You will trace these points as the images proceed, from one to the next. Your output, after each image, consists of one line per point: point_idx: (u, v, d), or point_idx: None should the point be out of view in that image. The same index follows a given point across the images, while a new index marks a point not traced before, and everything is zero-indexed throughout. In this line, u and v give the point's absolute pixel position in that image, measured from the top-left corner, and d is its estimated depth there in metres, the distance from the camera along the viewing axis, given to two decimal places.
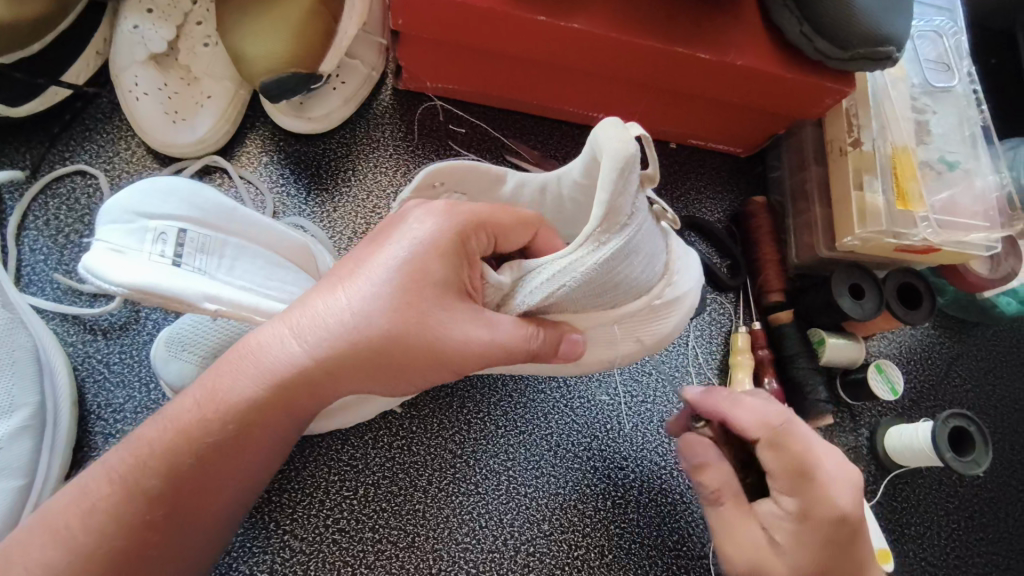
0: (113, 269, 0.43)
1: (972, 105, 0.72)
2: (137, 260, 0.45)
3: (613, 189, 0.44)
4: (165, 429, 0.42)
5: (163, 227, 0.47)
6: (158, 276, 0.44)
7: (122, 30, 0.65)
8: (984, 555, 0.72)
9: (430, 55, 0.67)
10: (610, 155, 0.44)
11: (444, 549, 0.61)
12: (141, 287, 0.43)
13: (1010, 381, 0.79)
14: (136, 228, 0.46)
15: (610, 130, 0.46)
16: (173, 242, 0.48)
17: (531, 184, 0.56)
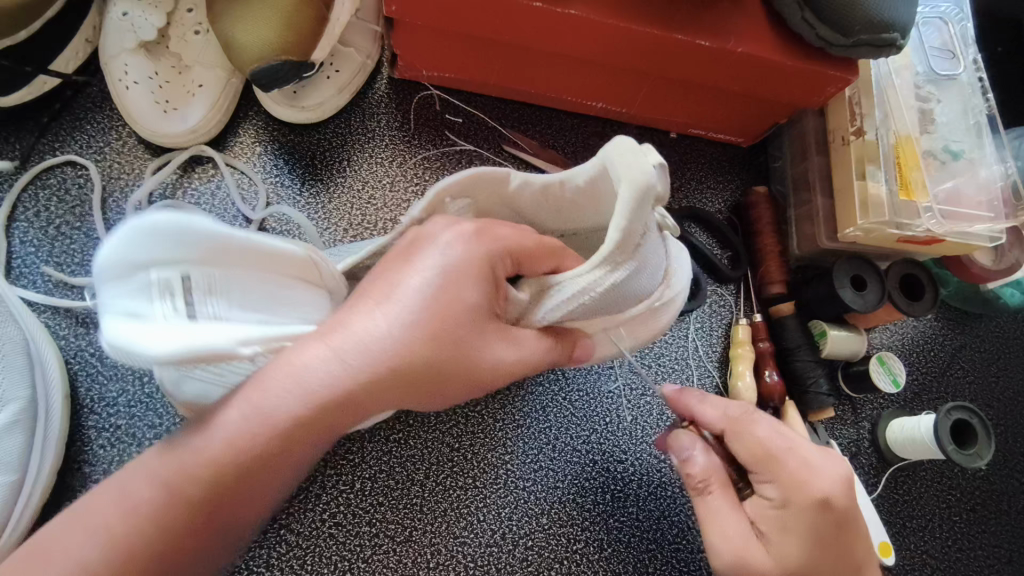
0: (148, 336, 0.35)
1: (976, 93, 0.70)
2: (161, 323, 0.36)
3: (630, 220, 0.43)
4: None
5: (167, 275, 0.36)
6: (203, 332, 0.36)
7: (111, 17, 0.64)
8: (986, 548, 0.72)
9: (425, 43, 0.66)
10: (627, 187, 0.42)
11: (441, 543, 0.61)
12: (200, 352, 0.36)
13: (1013, 373, 0.78)
14: (140, 287, 0.36)
15: (624, 150, 0.44)
16: (180, 293, 0.37)
17: (536, 182, 0.53)
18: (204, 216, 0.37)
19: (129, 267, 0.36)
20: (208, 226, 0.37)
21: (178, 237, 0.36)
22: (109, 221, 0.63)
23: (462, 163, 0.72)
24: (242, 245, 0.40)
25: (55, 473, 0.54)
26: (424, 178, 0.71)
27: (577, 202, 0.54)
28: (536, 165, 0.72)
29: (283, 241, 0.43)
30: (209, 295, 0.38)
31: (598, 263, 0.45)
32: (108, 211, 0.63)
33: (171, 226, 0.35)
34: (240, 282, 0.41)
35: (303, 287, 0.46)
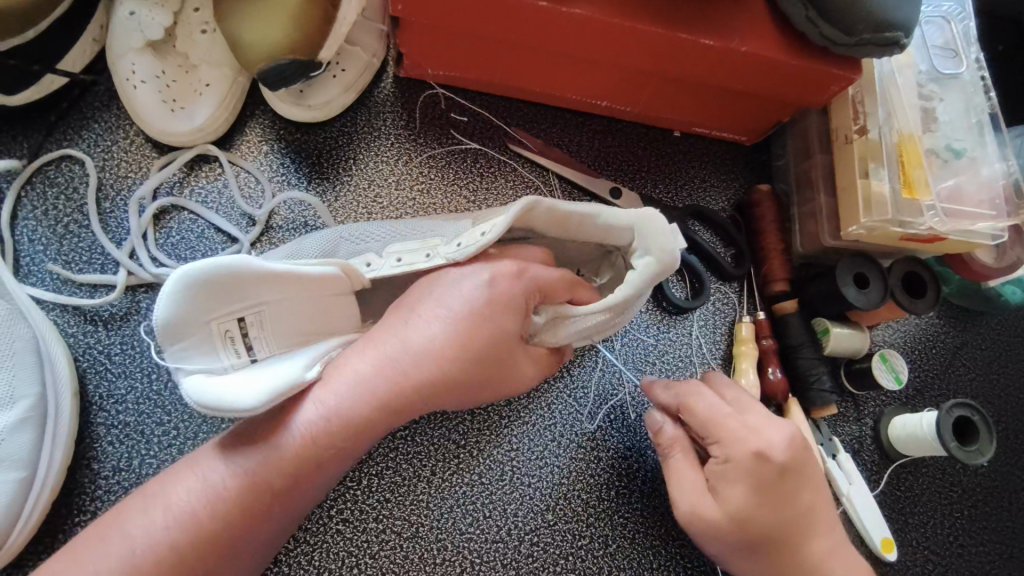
0: (238, 394, 0.44)
1: (979, 91, 0.71)
2: (233, 375, 0.46)
3: (637, 289, 0.51)
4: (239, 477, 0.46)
5: (222, 326, 0.47)
6: (271, 379, 0.46)
7: (118, 16, 0.64)
8: (987, 543, 0.72)
9: (431, 42, 0.66)
10: (653, 264, 0.51)
11: (448, 539, 0.61)
12: (277, 392, 0.45)
13: (1014, 370, 0.78)
14: (204, 337, 0.46)
15: (654, 227, 0.52)
16: (240, 340, 0.48)
17: (560, 210, 0.53)
18: (228, 263, 0.45)
19: (181, 325, 0.45)
20: (232, 272, 0.45)
21: (211, 288, 0.45)
22: (116, 218, 0.63)
23: (467, 161, 0.72)
24: (269, 282, 0.48)
25: (65, 470, 0.55)
26: (429, 177, 0.71)
27: (592, 233, 0.55)
28: (540, 164, 0.73)
29: (313, 267, 0.50)
30: (260, 337, 0.49)
31: (604, 312, 0.53)
32: (115, 209, 0.63)
33: (211, 276, 0.44)
34: (279, 314, 0.50)
35: (340, 299, 0.54)
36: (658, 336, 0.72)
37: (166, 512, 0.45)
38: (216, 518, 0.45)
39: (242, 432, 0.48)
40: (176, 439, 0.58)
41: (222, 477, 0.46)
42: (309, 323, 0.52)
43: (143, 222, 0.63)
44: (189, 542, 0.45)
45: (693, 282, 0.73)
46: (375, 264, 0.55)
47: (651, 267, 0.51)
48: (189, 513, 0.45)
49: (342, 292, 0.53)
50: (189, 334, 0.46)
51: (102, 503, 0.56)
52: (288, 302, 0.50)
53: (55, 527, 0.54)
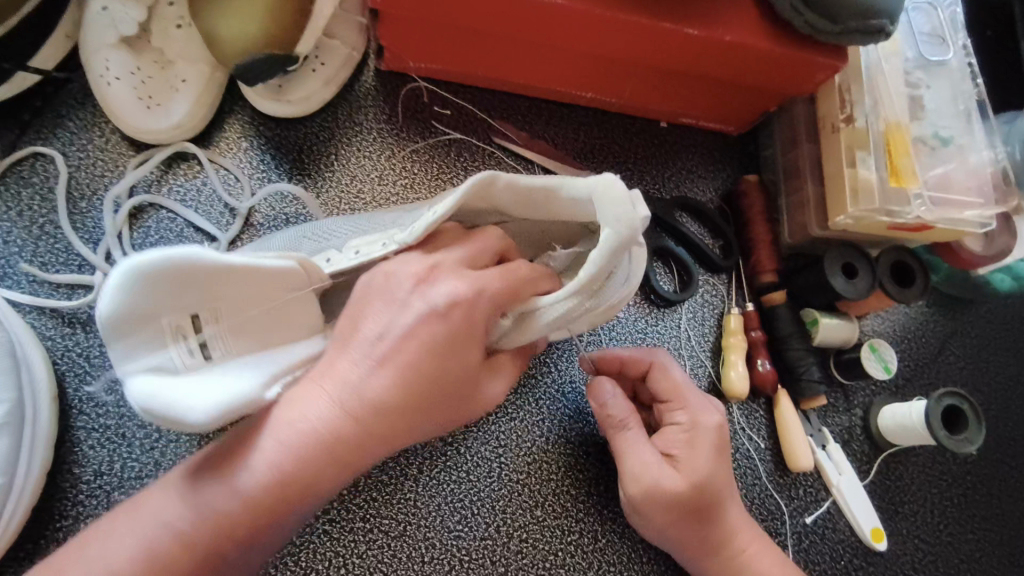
0: (188, 402, 0.41)
1: (966, 78, 0.70)
2: (187, 379, 0.43)
3: (602, 266, 0.47)
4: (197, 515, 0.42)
5: (173, 321, 0.44)
6: (223, 390, 0.42)
7: (91, 13, 0.63)
8: (976, 531, 0.72)
9: (411, 34, 0.65)
10: (612, 231, 0.46)
11: (436, 537, 0.61)
12: (226, 410, 0.42)
13: (1004, 358, 0.78)
14: (153, 334, 0.43)
15: (615, 195, 0.47)
16: (192, 335, 0.45)
17: (521, 185, 0.50)
18: (173, 256, 0.41)
19: (127, 319, 0.42)
20: (180, 265, 0.41)
21: (157, 282, 0.41)
22: (91, 218, 0.62)
23: (451, 155, 0.72)
24: (222, 276, 0.44)
25: (44, 474, 0.54)
26: (413, 171, 0.70)
27: (562, 208, 0.52)
28: (526, 156, 0.72)
29: (270, 260, 0.46)
30: (216, 335, 0.46)
31: (571, 298, 0.48)
32: (92, 208, 0.62)
33: (155, 270, 0.41)
34: (236, 309, 0.46)
35: (304, 296, 0.50)
36: (647, 329, 0.71)
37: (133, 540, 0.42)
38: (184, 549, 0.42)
39: (205, 458, 0.44)
40: (158, 441, 0.57)
41: (179, 515, 0.42)
42: (269, 318, 0.48)
43: (117, 221, 0.62)
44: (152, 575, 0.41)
45: (680, 273, 0.73)
46: (333, 259, 0.51)
47: (612, 240, 0.46)
48: (148, 549, 0.42)
49: (299, 289, 0.49)
50: (135, 329, 0.42)
51: (84, 509, 0.55)
52: (246, 296, 0.46)
53: (36, 534, 0.54)
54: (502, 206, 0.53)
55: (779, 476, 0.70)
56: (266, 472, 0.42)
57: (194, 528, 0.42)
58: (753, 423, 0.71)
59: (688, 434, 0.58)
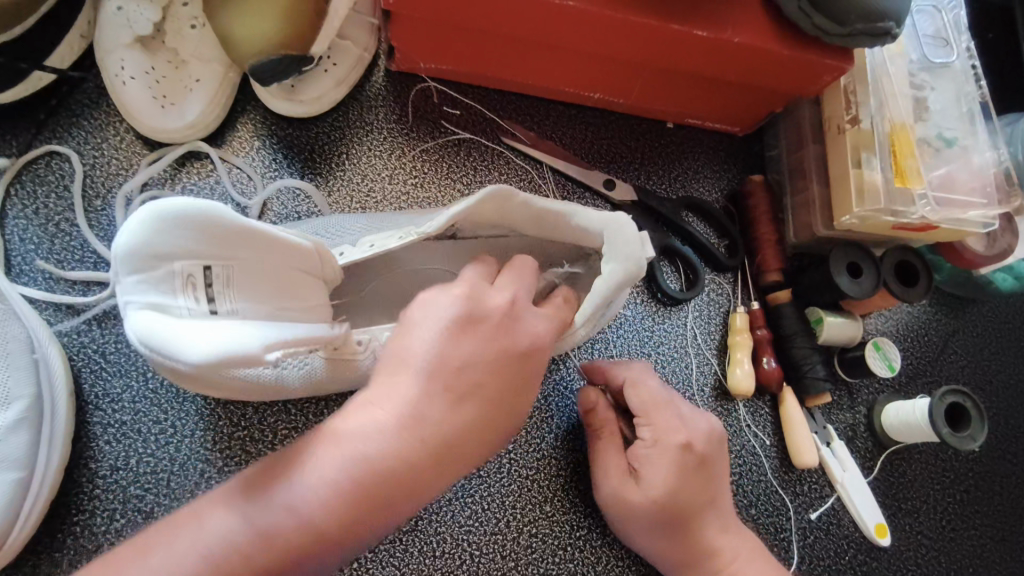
0: (186, 342, 0.40)
1: (969, 80, 0.71)
2: (191, 323, 0.42)
3: (603, 299, 0.52)
4: (253, 536, 0.38)
5: (186, 267, 0.43)
6: (230, 338, 0.40)
7: (106, 13, 0.64)
8: (978, 527, 0.73)
9: (422, 35, 0.65)
10: (618, 267, 0.51)
11: (447, 532, 0.62)
12: (221, 358, 0.39)
13: (1005, 357, 0.79)
14: (165, 277, 0.42)
15: (624, 235, 0.51)
16: (201, 284, 0.44)
17: (535, 206, 0.52)
18: (209, 205, 0.43)
19: (150, 254, 0.41)
20: (212, 215, 0.43)
21: (190, 225, 0.43)
22: (105, 214, 0.63)
23: (460, 155, 0.72)
24: (245, 235, 0.46)
25: (62, 468, 0.55)
26: (423, 170, 0.71)
27: (568, 232, 0.55)
28: (534, 156, 0.73)
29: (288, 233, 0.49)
30: (223, 292, 0.45)
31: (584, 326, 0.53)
32: (106, 206, 0.63)
33: (188, 212, 0.42)
34: (245, 271, 0.47)
35: (310, 281, 0.52)
36: (654, 328, 0.72)
37: (188, 555, 0.38)
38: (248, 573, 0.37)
39: (266, 468, 0.41)
40: (173, 437, 0.58)
41: (233, 529, 0.38)
42: (277, 291, 0.49)
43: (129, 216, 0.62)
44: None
45: (686, 272, 0.74)
46: (348, 253, 0.55)
47: (615, 275, 0.51)
48: (203, 567, 0.37)
49: (310, 267, 0.52)
50: (151, 269, 0.41)
51: (100, 502, 0.56)
52: (259, 260, 0.48)
53: (55, 527, 0.54)
54: (516, 223, 0.55)
55: (784, 472, 0.71)
56: (328, 490, 0.38)
57: (252, 546, 0.38)
58: (758, 421, 0.72)
59: (646, 451, 0.58)
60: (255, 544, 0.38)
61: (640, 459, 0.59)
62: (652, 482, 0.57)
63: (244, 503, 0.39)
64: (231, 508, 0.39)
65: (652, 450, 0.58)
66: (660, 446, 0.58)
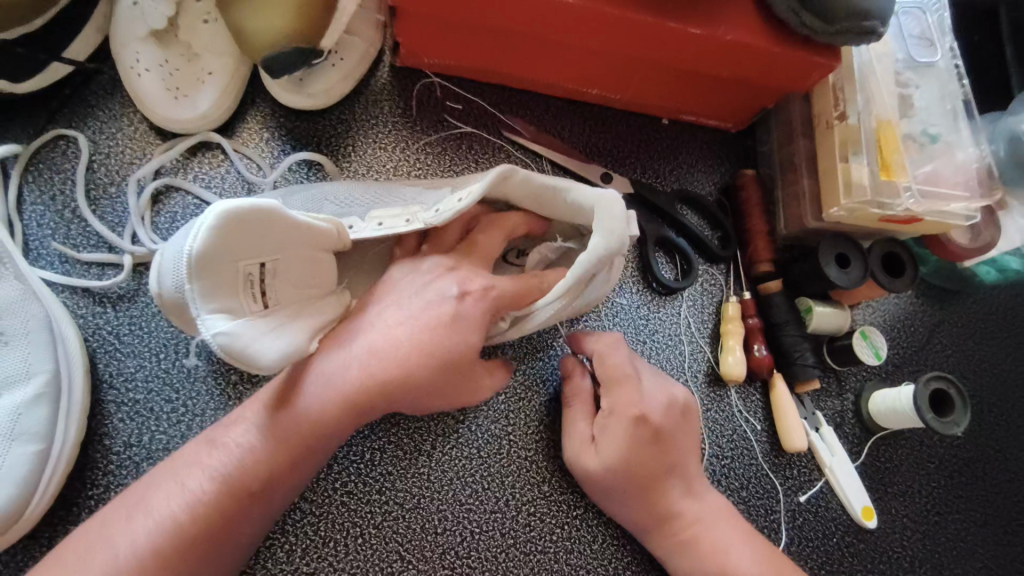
0: (240, 340, 0.46)
1: (953, 79, 0.74)
2: (246, 324, 0.47)
3: (588, 269, 0.54)
4: (262, 445, 0.51)
5: (247, 267, 0.48)
6: (283, 337, 0.49)
7: (123, 7, 0.66)
8: (962, 511, 0.76)
9: (427, 30, 0.68)
10: (602, 237, 0.54)
11: (448, 510, 0.64)
12: (289, 353, 0.49)
13: (989, 347, 0.82)
14: (229, 280, 0.46)
15: (611, 211, 0.55)
16: (257, 282, 0.49)
17: (534, 182, 0.58)
18: (268, 204, 0.46)
19: (215, 258, 0.45)
20: (270, 214, 0.47)
21: (247, 227, 0.46)
22: (118, 201, 0.65)
23: (462, 148, 0.75)
24: (293, 230, 0.50)
25: (78, 444, 0.56)
26: (426, 162, 0.73)
27: (565, 209, 0.60)
28: (533, 149, 0.75)
29: (320, 222, 0.53)
30: (272, 286, 0.50)
31: (559, 299, 0.56)
32: (120, 194, 0.65)
33: (249, 213, 0.45)
34: (287, 268, 0.51)
35: (324, 259, 0.55)
36: (649, 316, 0.75)
37: (208, 456, 0.51)
38: (252, 468, 0.50)
39: (277, 395, 0.53)
40: (184, 415, 0.60)
41: (248, 440, 0.51)
42: (307, 281, 0.54)
43: (142, 203, 0.64)
44: (231, 481, 0.50)
45: (681, 263, 0.76)
46: (356, 227, 0.58)
47: (598, 250, 0.54)
48: (222, 468, 0.50)
49: (329, 249, 0.55)
50: (213, 274, 0.45)
51: (114, 478, 0.58)
52: (296, 257, 0.52)
53: (70, 500, 0.56)
54: (514, 199, 0.61)
55: (775, 457, 0.73)
56: (318, 407, 0.52)
57: (263, 452, 0.51)
58: (750, 406, 0.74)
59: (603, 421, 0.62)
60: (265, 452, 0.51)
61: (601, 429, 0.62)
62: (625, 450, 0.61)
63: (250, 421, 0.52)
64: (244, 424, 0.52)
65: (609, 419, 0.62)
66: (615, 416, 0.62)
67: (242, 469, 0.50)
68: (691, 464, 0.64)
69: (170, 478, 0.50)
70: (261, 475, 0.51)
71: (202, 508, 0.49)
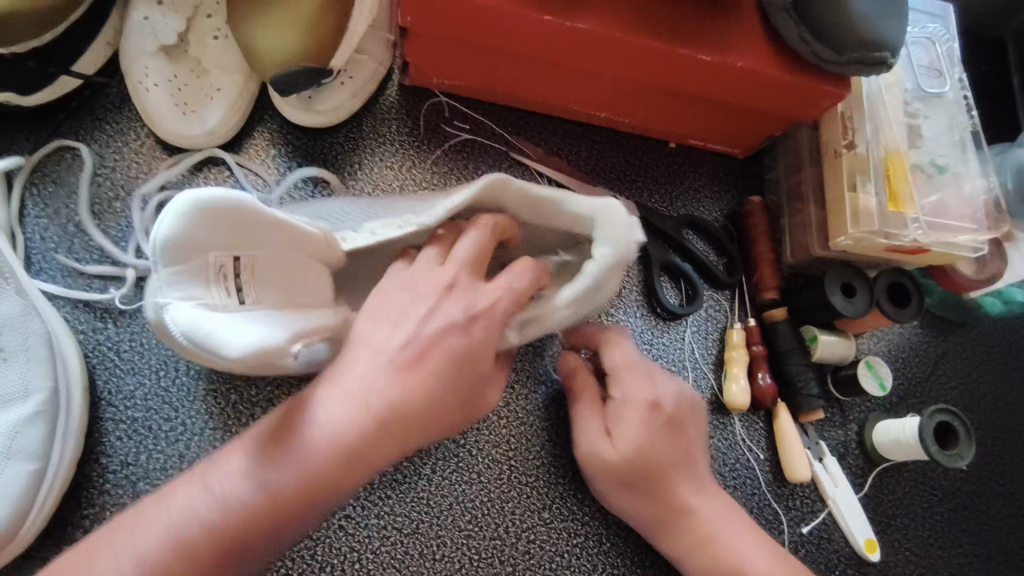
0: (214, 331, 0.45)
1: (962, 111, 0.74)
2: (219, 315, 0.46)
3: (595, 280, 0.55)
4: None
5: (220, 260, 0.47)
6: (257, 333, 0.46)
7: (133, 22, 0.66)
8: (966, 546, 0.75)
9: (437, 51, 0.68)
10: (610, 248, 0.54)
11: (447, 536, 0.63)
12: (260, 348, 0.46)
13: (993, 379, 0.81)
14: (199, 268, 0.46)
15: (617, 223, 0.54)
16: (231, 276, 0.48)
17: (529, 193, 0.55)
18: (239, 197, 0.46)
19: (183, 244, 0.45)
20: (240, 206, 0.46)
21: (216, 218, 0.46)
22: (122, 216, 0.64)
23: (468, 168, 0.74)
24: (269, 226, 0.49)
25: (74, 462, 0.56)
26: (432, 182, 0.73)
27: (559, 220, 0.57)
28: (539, 170, 0.75)
29: (302, 223, 0.51)
30: (250, 283, 0.49)
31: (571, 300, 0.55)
32: (125, 209, 0.65)
33: (217, 203, 0.45)
34: (266, 264, 0.51)
35: (311, 265, 0.54)
36: (652, 341, 0.74)
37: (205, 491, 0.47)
38: (249, 511, 0.46)
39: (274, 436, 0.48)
40: (183, 435, 0.60)
41: (240, 488, 0.46)
42: (294, 281, 0.53)
43: (145, 219, 0.64)
44: (222, 520, 0.45)
45: (687, 288, 0.76)
46: (350, 238, 0.55)
47: (607, 258, 0.54)
48: (205, 515, 0.46)
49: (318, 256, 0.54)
50: (183, 262, 0.45)
51: (110, 497, 0.57)
52: (277, 254, 0.51)
53: (65, 519, 0.56)
54: (507, 207, 0.57)
55: (777, 487, 0.73)
56: None
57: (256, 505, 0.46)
58: (753, 435, 0.73)
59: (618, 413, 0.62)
60: (255, 502, 0.46)
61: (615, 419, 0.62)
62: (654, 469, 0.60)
63: (255, 455, 0.48)
64: (243, 458, 0.47)
65: (625, 407, 0.62)
66: (630, 403, 0.61)
67: (232, 514, 0.46)
68: (706, 503, 0.62)
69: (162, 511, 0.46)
70: (257, 518, 0.46)
71: (189, 546, 0.45)
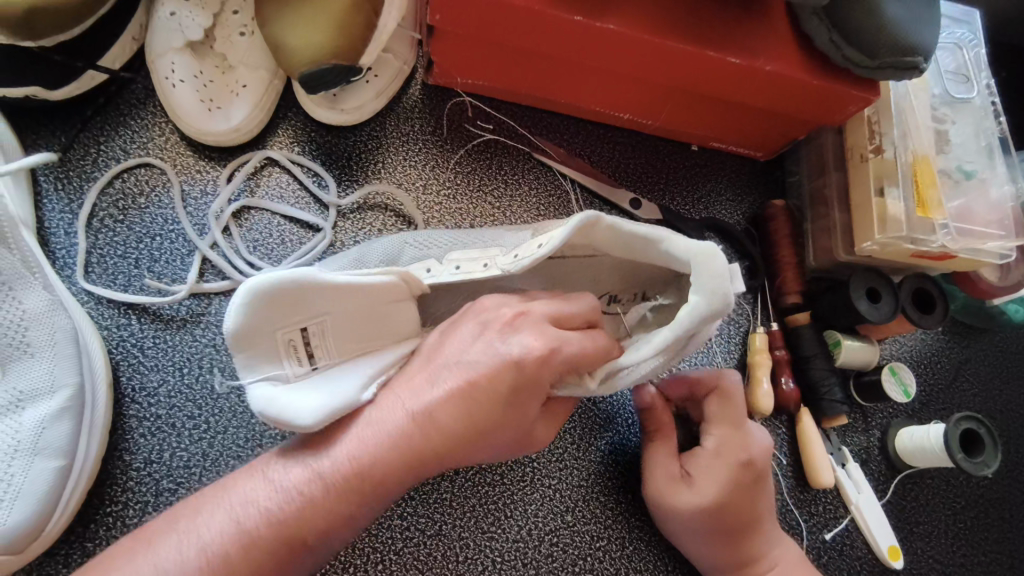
0: (299, 407, 0.44)
1: (989, 116, 0.73)
2: (296, 391, 0.46)
3: (687, 330, 0.46)
4: None
5: (289, 334, 0.46)
6: (325, 394, 0.45)
7: (159, 17, 0.65)
8: (988, 554, 0.74)
9: (462, 50, 0.67)
10: (701, 297, 0.46)
11: (470, 538, 0.62)
12: (335, 409, 0.45)
13: (1016, 387, 0.80)
14: (268, 349, 0.46)
15: (713, 268, 0.46)
16: (301, 348, 0.47)
17: (623, 230, 0.49)
18: (296, 276, 0.44)
19: (248, 335, 0.44)
20: (298, 283, 0.44)
21: (274, 301, 0.44)
22: (147, 212, 0.64)
23: (492, 168, 0.74)
24: (336, 294, 0.47)
25: (98, 459, 0.55)
26: (455, 182, 0.73)
27: (657, 258, 0.51)
28: (562, 171, 0.75)
29: (375, 277, 0.49)
30: (323, 348, 0.48)
31: (657, 354, 0.48)
32: (149, 204, 0.64)
33: (275, 288, 0.44)
34: (337, 327, 0.48)
35: (399, 309, 0.52)
36: None
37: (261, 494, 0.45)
38: (309, 517, 0.45)
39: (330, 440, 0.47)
40: (206, 433, 0.59)
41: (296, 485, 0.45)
42: (373, 331, 0.51)
43: (221, 225, 0.64)
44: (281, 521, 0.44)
45: None
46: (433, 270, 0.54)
47: (698, 310, 0.46)
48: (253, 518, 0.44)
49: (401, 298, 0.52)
50: (254, 346, 0.45)
51: (133, 495, 0.56)
52: (353, 313, 0.49)
53: (87, 517, 0.55)
54: (601, 247, 0.53)
55: (800, 492, 0.72)
56: None
57: (319, 503, 0.45)
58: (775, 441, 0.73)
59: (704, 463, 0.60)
60: (304, 508, 0.45)
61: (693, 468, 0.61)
62: (699, 489, 0.59)
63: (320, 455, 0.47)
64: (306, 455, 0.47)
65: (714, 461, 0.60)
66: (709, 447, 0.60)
67: (291, 517, 0.44)
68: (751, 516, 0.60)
69: (219, 508, 0.45)
70: (322, 525, 0.45)
71: (251, 552, 0.43)
